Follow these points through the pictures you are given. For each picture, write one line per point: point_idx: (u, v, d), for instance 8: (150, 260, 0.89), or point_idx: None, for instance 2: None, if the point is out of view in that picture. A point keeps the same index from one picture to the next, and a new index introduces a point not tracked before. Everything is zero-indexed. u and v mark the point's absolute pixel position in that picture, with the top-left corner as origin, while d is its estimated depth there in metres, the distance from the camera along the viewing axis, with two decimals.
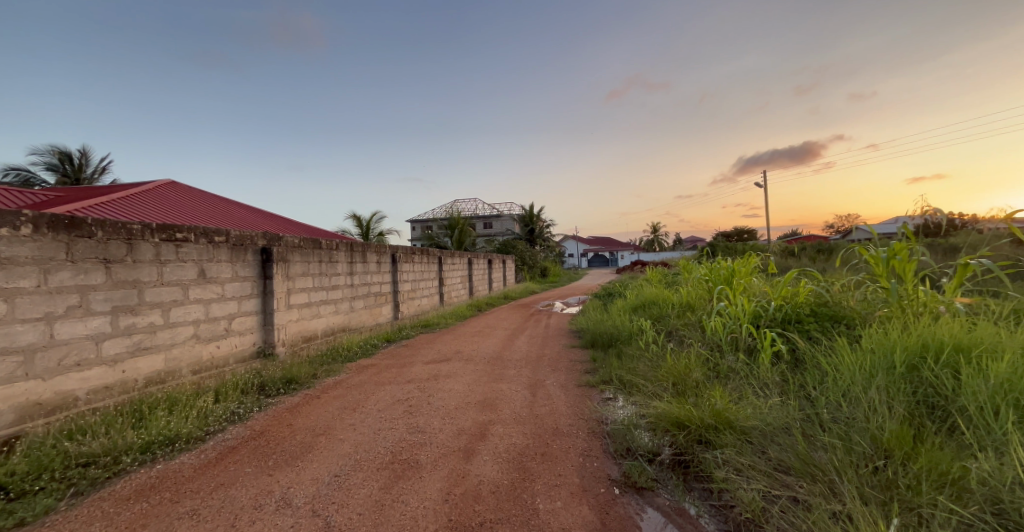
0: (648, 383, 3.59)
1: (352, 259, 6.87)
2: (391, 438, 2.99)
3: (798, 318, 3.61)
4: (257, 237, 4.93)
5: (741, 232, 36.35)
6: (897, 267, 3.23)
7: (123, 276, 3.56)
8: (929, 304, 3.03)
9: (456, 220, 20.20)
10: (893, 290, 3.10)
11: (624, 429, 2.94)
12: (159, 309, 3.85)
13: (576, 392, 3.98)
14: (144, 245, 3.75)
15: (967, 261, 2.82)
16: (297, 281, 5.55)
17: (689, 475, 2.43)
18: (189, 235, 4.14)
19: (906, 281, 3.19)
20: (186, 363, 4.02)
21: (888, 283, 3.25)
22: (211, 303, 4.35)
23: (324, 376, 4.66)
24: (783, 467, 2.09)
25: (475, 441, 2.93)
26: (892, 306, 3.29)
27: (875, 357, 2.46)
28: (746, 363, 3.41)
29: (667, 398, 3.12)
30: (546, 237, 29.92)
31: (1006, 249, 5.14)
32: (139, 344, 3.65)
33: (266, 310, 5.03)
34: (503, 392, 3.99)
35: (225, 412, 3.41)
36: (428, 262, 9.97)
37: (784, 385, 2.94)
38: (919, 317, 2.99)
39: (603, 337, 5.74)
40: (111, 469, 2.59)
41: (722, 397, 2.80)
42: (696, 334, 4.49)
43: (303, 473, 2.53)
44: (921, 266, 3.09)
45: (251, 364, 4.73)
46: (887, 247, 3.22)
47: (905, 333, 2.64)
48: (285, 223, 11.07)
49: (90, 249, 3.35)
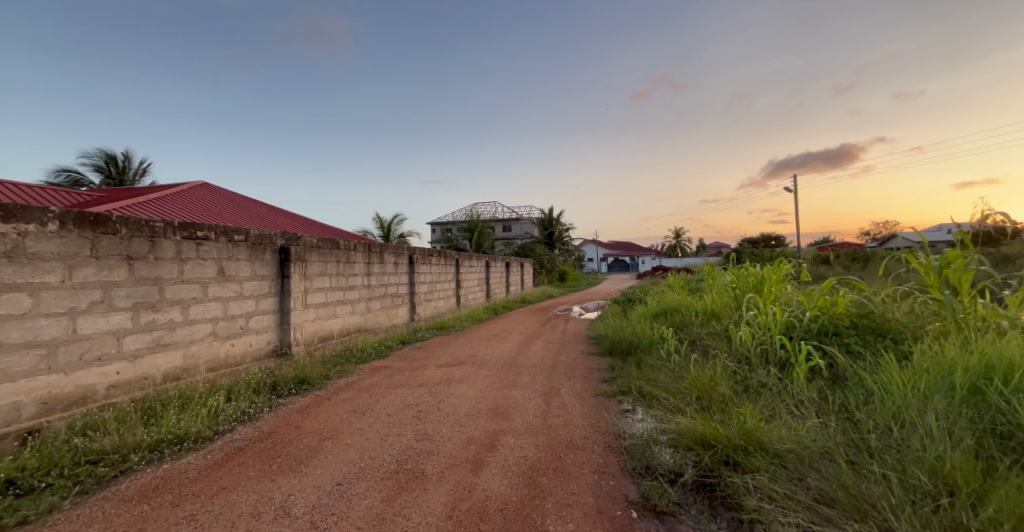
0: (670, 395, 3.40)
1: (369, 260, 6.83)
2: (397, 445, 2.87)
3: (837, 329, 3.45)
4: (276, 237, 4.91)
5: (765, 238, 35.38)
6: (950, 278, 3.07)
7: (144, 273, 3.56)
8: (990, 319, 2.84)
9: (475, 223, 20.23)
10: (949, 302, 2.93)
11: (643, 444, 2.78)
12: (179, 306, 3.83)
13: (592, 402, 3.80)
14: (166, 242, 3.74)
15: None
16: (314, 281, 5.52)
17: (715, 501, 2.24)
18: (209, 234, 4.13)
19: (962, 294, 3.01)
20: (203, 360, 3.99)
21: (941, 295, 3.11)
22: (230, 301, 4.33)
23: (336, 377, 4.58)
24: (824, 499, 1.92)
25: (485, 451, 2.78)
26: (945, 321, 3.11)
27: (933, 379, 2.40)
28: (779, 378, 3.19)
29: (691, 412, 2.94)
30: (565, 242, 29.73)
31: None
32: (158, 340, 3.63)
33: (284, 309, 5.00)
34: (517, 400, 3.85)
35: (235, 412, 3.32)
36: (445, 264, 9.90)
37: (822, 403, 2.76)
38: (976, 334, 2.81)
39: (622, 345, 5.55)
40: (118, 467, 2.52)
41: (752, 414, 2.61)
42: (722, 344, 4.28)
43: (306, 480, 2.42)
44: (978, 277, 2.91)
45: (266, 363, 4.69)
46: (941, 256, 3.08)
47: (958, 351, 2.58)
48: (309, 224, 11.17)
49: (114, 245, 3.35)
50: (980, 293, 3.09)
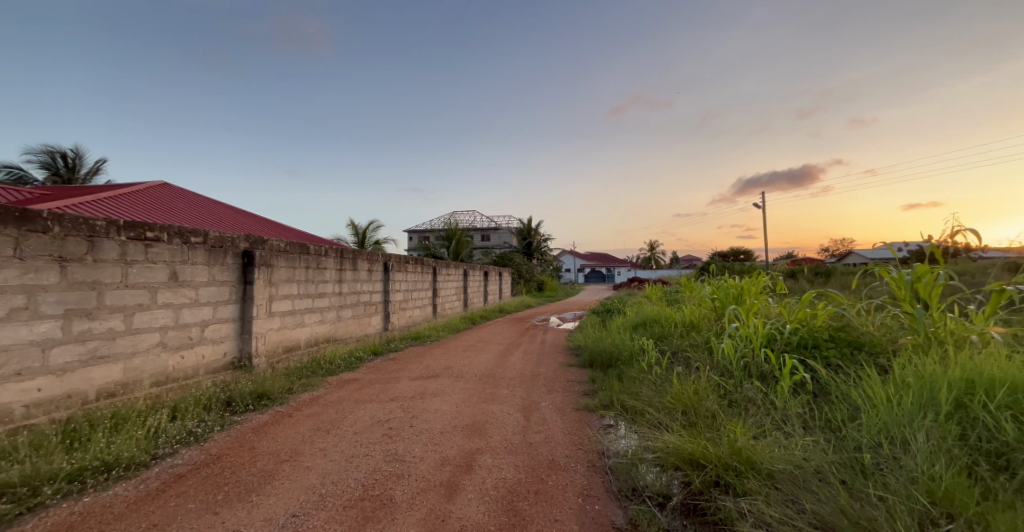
0: (654, 410, 3.27)
1: (341, 266, 6.53)
2: (364, 467, 2.63)
3: (816, 342, 3.42)
4: (238, 240, 4.62)
5: (737, 252, 36.36)
6: (921, 292, 3.15)
7: (80, 276, 3.22)
8: (960, 333, 2.88)
9: (453, 231, 20.02)
10: (922, 315, 2.97)
11: (628, 464, 2.64)
12: (121, 314, 3.49)
13: (573, 417, 3.64)
14: (108, 243, 3.42)
15: (1002, 285, 2.76)
16: (280, 288, 5.20)
17: (707, 528, 2.08)
18: (161, 235, 3.82)
19: (932, 308, 3.08)
20: (148, 374, 3.65)
21: (912, 308, 3.16)
22: (182, 309, 4.01)
23: (300, 391, 4.28)
24: (822, 524, 1.80)
25: (460, 473, 2.57)
26: (915, 335, 3.13)
27: (919, 393, 2.34)
28: (764, 391, 3.11)
29: (677, 428, 2.82)
30: (544, 252, 29.81)
31: (1008, 277, 5.16)
32: (94, 352, 3.28)
33: (245, 317, 4.68)
34: (494, 414, 3.66)
35: (179, 433, 3.00)
36: (422, 272, 9.65)
37: (808, 419, 2.68)
38: (950, 348, 2.82)
39: (602, 357, 5.42)
40: (24, 503, 2.13)
41: (741, 431, 2.50)
42: (703, 356, 4.20)
43: (254, 512, 2.16)
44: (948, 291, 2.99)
45: (223, 375, 4.35)
46: (911, 271, 3.16)
47: (940, 366, 2.55)
48: (278, 229, 10.76)
49: (43, 245, 3.02)
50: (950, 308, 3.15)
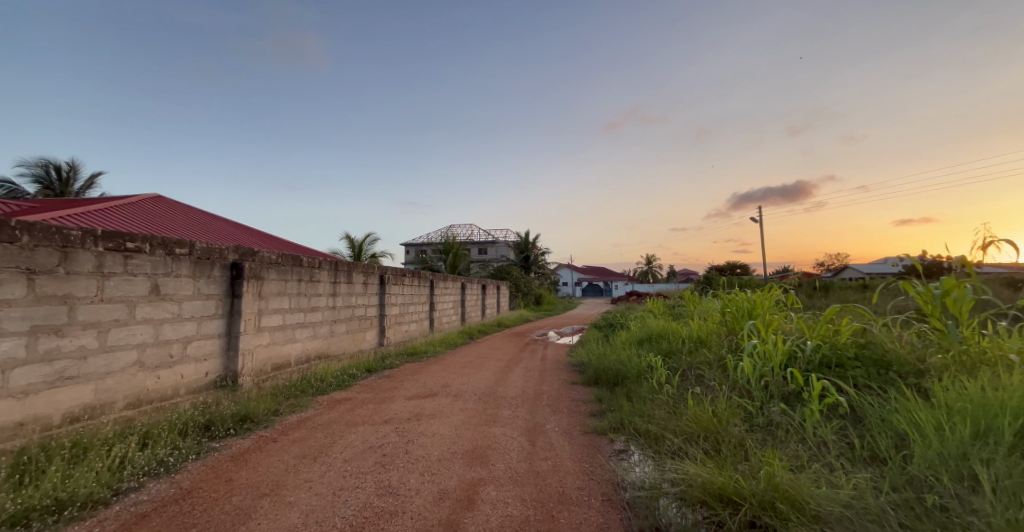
0: (670, 434, 3.00)
1: (335, 279, 6.26)
2: (353, 503, 2.34)
3: (841, 361, 3.17)
4: (226, 251, 4.36)
5: (735, 266, 36.24)
6: (950, 307, 2.91)
7: (49, 290, 2.96)
8: (997, 352, 2.64)
9: (450, 244, 19.78)
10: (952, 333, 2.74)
11: (648, 497, 2.37)
12: (95, 331, 3.21)
13: (582, 441, 3.36)
14: (84, 254, 3.16)
15: None
16: (270, 301, 4.93)
17: None
18: (142, 246, 3.56)
19: (964, 324, 2.84)
20: (122, 395, 3.36)
21: (941, 324, 2.93)
22: (163, 324, 3.74)
23: (287, 412, 3.99)
24: None
25: (461, 510, 2.29)
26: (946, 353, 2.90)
27: (972, 419, 2.09)
28: (790, 415, 2.85)
29: (701, 457, 2.55)
30: (542, 266, 29.61)
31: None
32: (62, 373, 3.00)
33: (231, 333, 4.40)
34: (496, 439, 3.37)
35: (148, 463, 2.71)
36: (419, 285, 9.39)
37: (845, 448, 2.42)
38: (989, 368, 2.59)
39: (608, 374, 5.15)
40: None
41: (776, 463, 2.24)
42: (718, 375, 3.94)
43: None
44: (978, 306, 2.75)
45: (205, 395, 4.06)
46: (939, 284, 2.93)
47: (990, 389, 2.30)
48: (273, 242, 10.51)
49: (9, 256, 2.77)
50: (983, 324, 2.91)
